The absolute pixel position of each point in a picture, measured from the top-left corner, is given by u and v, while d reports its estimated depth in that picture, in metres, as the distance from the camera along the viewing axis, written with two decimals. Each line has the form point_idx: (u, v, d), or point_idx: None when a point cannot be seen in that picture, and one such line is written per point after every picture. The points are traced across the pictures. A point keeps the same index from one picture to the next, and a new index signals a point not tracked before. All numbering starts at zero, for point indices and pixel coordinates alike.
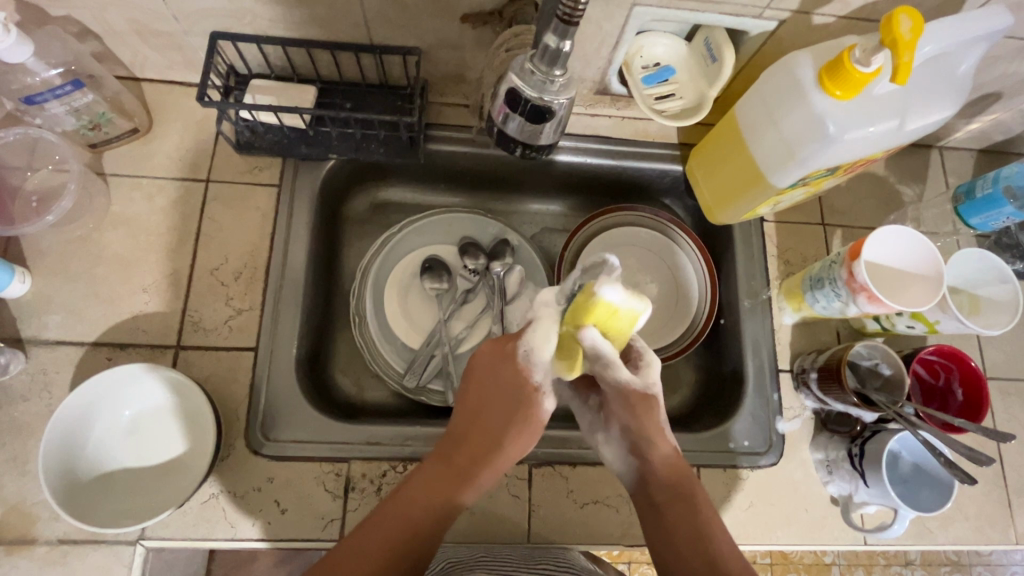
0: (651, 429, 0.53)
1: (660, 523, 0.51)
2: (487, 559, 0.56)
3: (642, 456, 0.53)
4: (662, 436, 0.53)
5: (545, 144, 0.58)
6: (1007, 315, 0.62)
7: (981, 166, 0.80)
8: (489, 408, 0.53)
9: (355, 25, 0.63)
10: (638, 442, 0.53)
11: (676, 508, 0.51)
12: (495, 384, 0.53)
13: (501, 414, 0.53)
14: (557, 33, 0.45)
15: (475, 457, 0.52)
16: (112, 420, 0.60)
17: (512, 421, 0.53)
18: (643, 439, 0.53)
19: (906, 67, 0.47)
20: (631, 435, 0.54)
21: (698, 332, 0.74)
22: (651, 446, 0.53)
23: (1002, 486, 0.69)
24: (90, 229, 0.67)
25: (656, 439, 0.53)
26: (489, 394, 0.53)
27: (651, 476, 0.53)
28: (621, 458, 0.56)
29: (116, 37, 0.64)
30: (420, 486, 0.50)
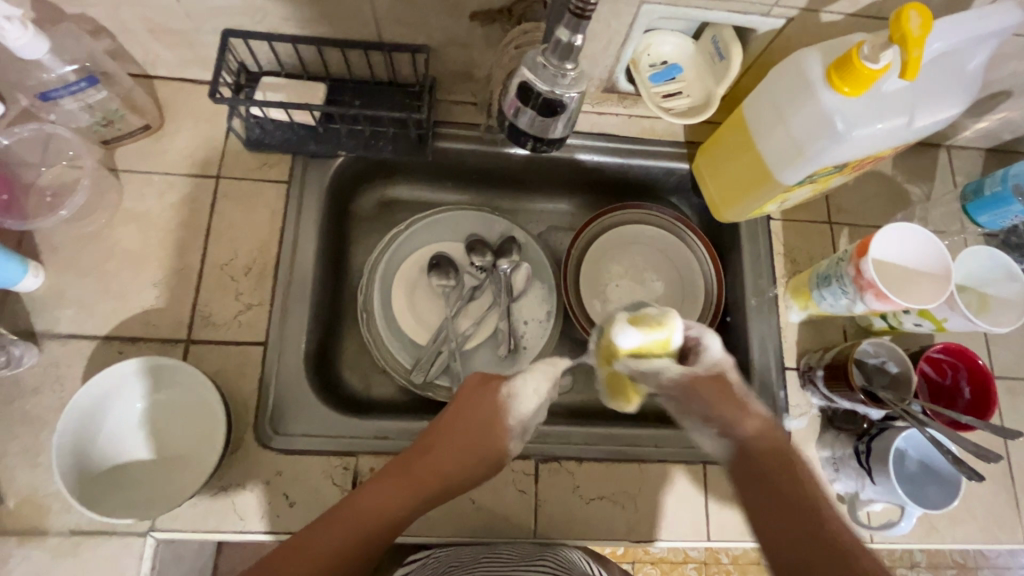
0: (730, 408, 0.52)
1: (763, 500, 0.47)
2: (487, 559, 0.58)
3: (734, 432, 0.51)
4: (745, 411, 0.51)
5: (556, 138, 0.58)
6: (1015, 313, 0.62)
7: (989, 166, 0.80)
8: (459, 431, 0.55)
9: (366, 23, 0.63)
10: (721, 415, 0.52)
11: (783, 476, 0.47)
12: (478, 413, 0.56)
13: (470, 443, 0.55)
14: (569, 27, 0.45)
15: (434, 477, 0.54)
16: (124, 412, 0.61)
17: (478, 454, 0.55)
18: (725, 413, 0.52)
19: (915, 63, 0.47)
20: (721, 417, 0.52)
21: None
22: (734, 417, 0.52)
23: (1010, 486, 0.69)
24: (102, 224, 0.67)
25: (743, 415, 0.51)
26: (463, 419, 0.56)
27: (751, 449, 0.50)
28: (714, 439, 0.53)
29: (129, 35, 0.65)
30: (378, 493, 0.51)
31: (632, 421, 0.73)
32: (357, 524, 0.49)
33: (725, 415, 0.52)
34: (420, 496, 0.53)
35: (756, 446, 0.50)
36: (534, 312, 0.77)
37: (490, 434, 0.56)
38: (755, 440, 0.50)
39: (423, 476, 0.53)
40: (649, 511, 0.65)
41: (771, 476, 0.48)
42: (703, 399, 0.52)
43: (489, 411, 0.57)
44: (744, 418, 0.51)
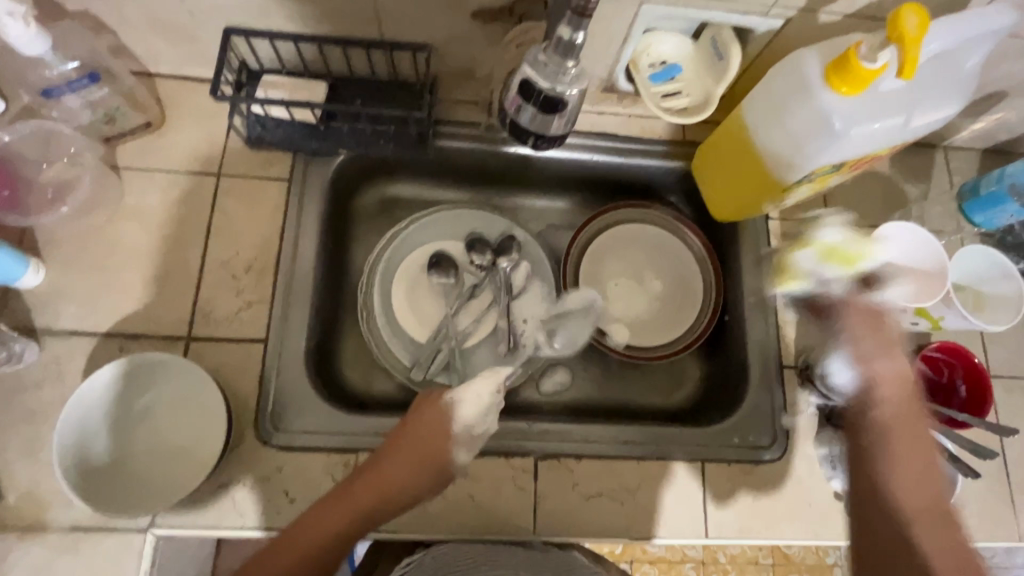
0: (877, 352, 0.56)
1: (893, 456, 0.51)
2: (485, 562, 0.57)
3: (878, 384, 0.55)
4: (892, 360, 0.56)
5: (556, 135, 0.59)
6: (1010, 311, 0.63)
7: (986, 165, 0.81)
8: (404, 448, 0.58)
9: (367, 21, 0.64)
10: (870, 359, 0.56)
11: (877, 443, 0.52)
12: (421, 426, 0.60)
13: (413, 457, 0.58)
14: (572, 24, 0.46)
15: (380, 493, 0.57)
16: (125, 408, 0.61)
17: (424, 468, 0.58)
18: (872, 357, 0.56)
19: (912, 61, 0.48)
20: (866, 358, 0.56)
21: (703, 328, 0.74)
22: (890, 370, 0.55)
23: (1006, 483, 0.69)
24: (103, 221, 0.67)
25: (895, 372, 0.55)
26: (408, 435, 0.59)
27: (870, 405, 0.54)
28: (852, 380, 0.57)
29: (131, 32, 0.65)
30: (324, 511, 0.55)
31: (632, 419, 0.73)
32: (301, 542, 0.53)
33: (876, 361, 0.56)
34: (366, 513, 0.56)
35: (886, 395, 0.54)
36: (572, 302, 0.76)
37: (434, 449, 0.59)
38: (885, 398, 0.54)
39: (369, 493, 0.56)
40: (647, 508, 0.65)
41: (898, 435, 0.52)
42: (872, 345, 0.57)
43: (434, 423, 0.60)
44: (886, 365, 0.55)
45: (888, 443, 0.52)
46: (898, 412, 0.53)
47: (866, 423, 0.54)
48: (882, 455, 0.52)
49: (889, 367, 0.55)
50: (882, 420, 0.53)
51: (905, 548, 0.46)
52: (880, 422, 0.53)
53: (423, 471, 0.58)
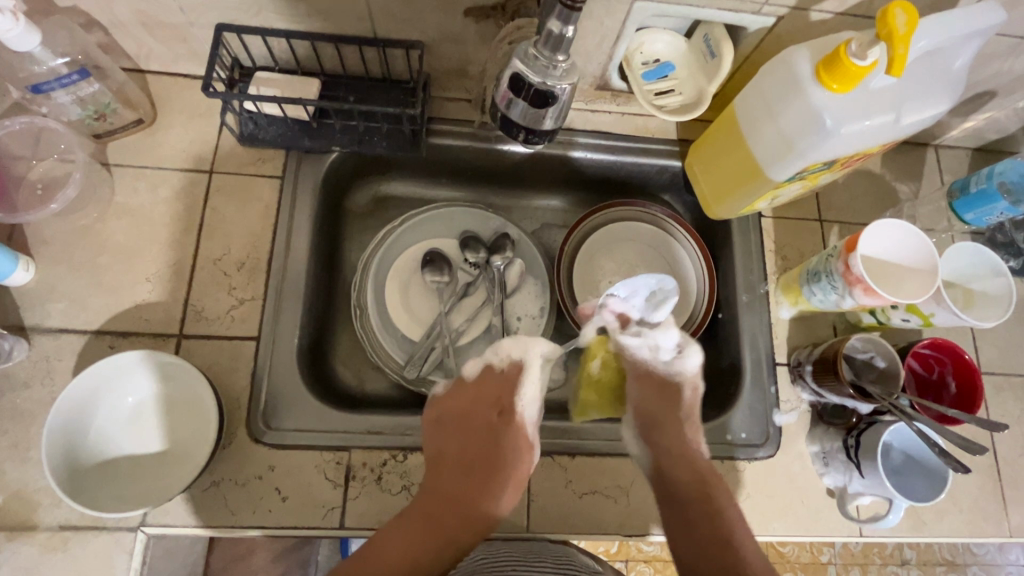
0: (668, 419, 0.64)
1: (682, 515, 0.58)
2: (485, 561, 0.56)
3: (656, 444, 0.63)
4: (673, 428, 0.64)
5: (548, 130, 0.59)
6: (1001, 308, 0.63)
7: (976, 164, 0.82)
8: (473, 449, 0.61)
9: (361, 18, 0.64)
10: (654, 429, 0.64)
11: (697, 505, 0.58)
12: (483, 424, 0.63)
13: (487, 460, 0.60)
14: (561, 19, 0.46)
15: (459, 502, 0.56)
16: (115, 406, 0.61)
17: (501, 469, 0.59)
18: (659, 428, 0.64)
19: (901, 59, 0.48)
20: (646, 421, 0.65)
21: (698, 324, 0.74)
22: (669, 433, 0.63)
23: (996, 479, 0.70)
24: (94, 219, 0.67)
25: (669, 429, 0.63)
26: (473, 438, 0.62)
27: (664, 474, 0.61)
28: (640, 450, 0.65)
29: (122, 28, 0.65)
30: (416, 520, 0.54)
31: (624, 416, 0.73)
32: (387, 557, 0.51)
33: (659, 431, 0.63)
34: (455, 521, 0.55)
35: (677, 458, 0.62)
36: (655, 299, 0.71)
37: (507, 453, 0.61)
38: (677, 466, 0.61)
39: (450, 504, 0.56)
40: (641, 505, 0.65)
41: (688, 494, 0.59)
42: (650, 403, 0.65)
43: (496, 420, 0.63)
44: (678, 432, 0.63)
45: (695, 499, 0.59)
46: (692, 474, 0.60)
47: (666, 489, 0.60)
48: (679, 523, 0.58)
49: (673, 431, 0.63)
50: (682, 486, 0.60)
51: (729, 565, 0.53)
52: (682, 488, 0.59)
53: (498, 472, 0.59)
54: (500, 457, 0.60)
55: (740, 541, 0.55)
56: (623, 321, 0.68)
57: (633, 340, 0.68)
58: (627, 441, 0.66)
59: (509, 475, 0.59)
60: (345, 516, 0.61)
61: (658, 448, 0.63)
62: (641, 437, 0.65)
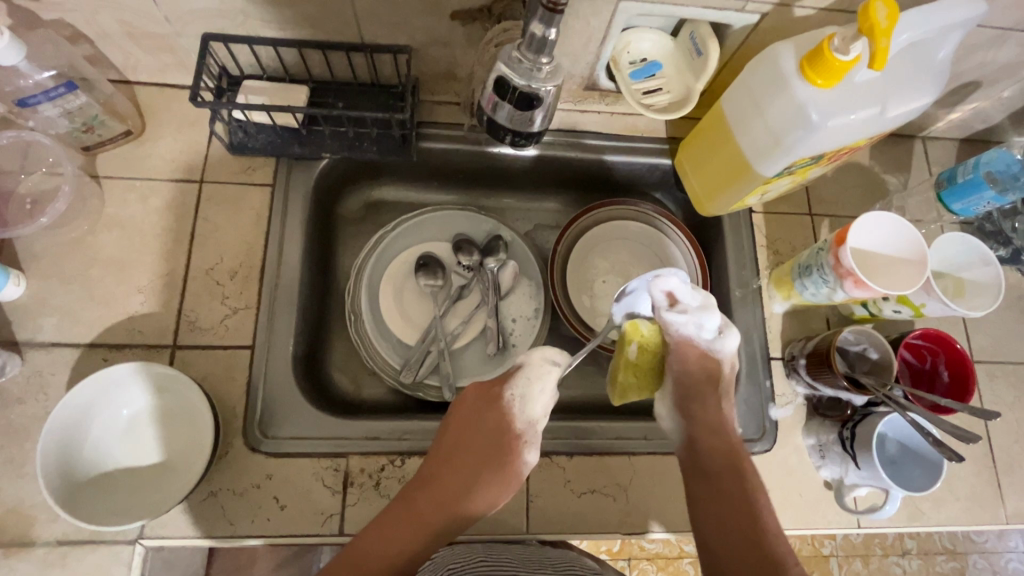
0: (708, 389, 0.58)
1: (712, 491, 0.54)
2: (488, 563, 0.57)
3: (690, 417, 0.58)
4: (713, 398, 0.57)
5: (535, 132, 0.59)
6: (990, 297, 0.63)
7: (963, 155, 0.82)
8: (466, 448, 0.58)
9: (347, 24, 0.64)
10: (694, 401, 0.57)
11: (730, 480, 0.54)
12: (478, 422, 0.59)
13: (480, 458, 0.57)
14: (543, 22, 0.46)
15: (447, 502, 0.55)
16: (110, 419, 0.60)
17: (493, 468, 0.57)
18: (698, 400, 0.57)
19: (883, 53, 0.48)
20: (684, 396, 0.58)
21: None
22: (708, 408, 0.57)
23: (991, 466, 0.71)
24: (85, 231, 0.67)
25: (708, 401, 0.57)
26: (469, 435, 0.58)
27: (699, 447, 0.57)
28: (675, 421, 0.59)
29: (108, 40, 0.65)
30: (399, 523, 0.52)
31: (621, 413, 0.73)
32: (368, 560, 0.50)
33: (697, 403, 0.57)
34: (437, 524, 0.53)
35: (713, 432, 0.57)
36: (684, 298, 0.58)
37: (501, 450, 0.58)
38: (712, 438, 0.57)
39: (438, 505, 0.55)
40: (640, 503, 0.65)
41: (721, 470, 0.55)
42: (695, 375, 0.57)
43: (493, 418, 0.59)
44: (715, 403, 0.58)
45: (726, 477, 0.54)
46: (727, 449, 0.56)
47: (699, 463, 0.56)
48: (710, 496, 0.54)
49: (711, 402, 0.57)
50: (714, 460, 0.56)
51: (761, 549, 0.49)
52: (712, 462, 0.55)
53: (490, 471, 0.57)
54: (494, 456, 0.58)
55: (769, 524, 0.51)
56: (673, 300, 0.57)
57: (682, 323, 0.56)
58: (662, 413, 0.61)
59: (501, 474, 0.57)
60: (344, 522, 0.61)
61: (697, 421, 0.57)
62: (681, 411, 0.58)
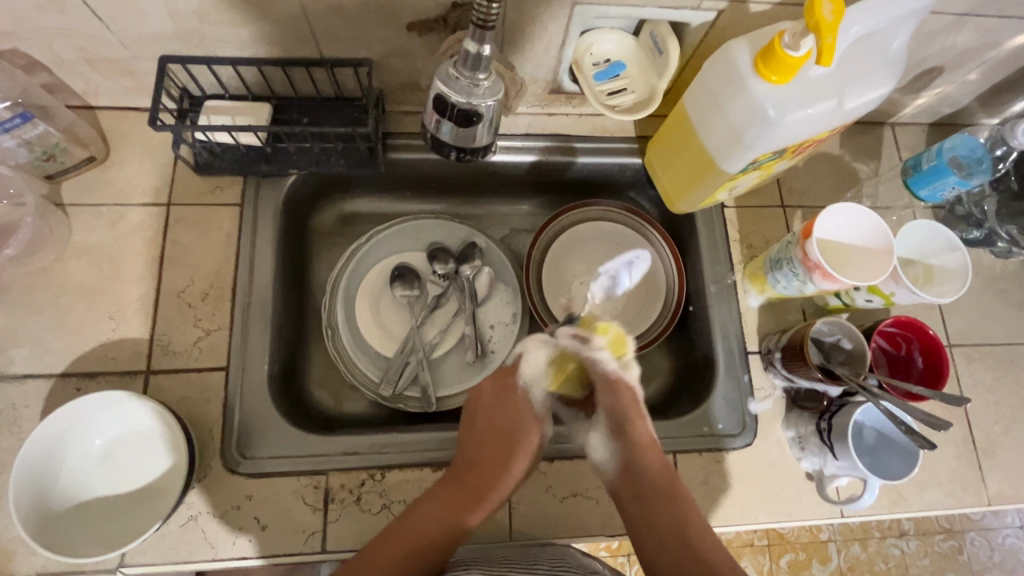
0: (633, 416, 0.57)
1: (644, 511, 0.55)
2: (483, 559, 0.58)
3: (624, 441, 0.57)
4: (644, 423, 0.58)
5: (482, 146, 0.58)
6: (958, 283, 0.64)
7: (933, 139, 0.83)
8: (493, 432, 0.60)
9: (304, 40, 0.63)
10: (622, 426, 0.57)
11: (662, 499, 0.55)
12: (496, 407, 0.61)
13: (503, 440, 0.59)
14: (475, 38, 0.46)
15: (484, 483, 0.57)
16: (84, 449, 0.60)
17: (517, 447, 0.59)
18: (625, 426, 0.57)
19: (829, 49, 0.48)
20: (616, 420, 0.57)
21: (658, 333, 0.74)
22: (638, 430, 0.57)
23: (972, 448, 0.71)
24: (52, 260, 0.66)
25: (635, 422, 0.57)
26: (495, 418, 0.60)
27: (635, 469, 0.57)
28: (608, 449, 0.59)
29: (65, 68, 0.64)
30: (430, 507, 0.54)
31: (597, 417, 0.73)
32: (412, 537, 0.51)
33: (626, 428, 0.57)
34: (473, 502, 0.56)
35: (644, 453, 0.57)
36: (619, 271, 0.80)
37: (523, 430, 0.60)
38: (645, 457, 0.57)
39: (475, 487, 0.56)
40: None
41: (654, 489, 0.55)
42: (620, 406, 0.57)
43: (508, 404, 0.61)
44: (641, 428, 0.57)
45: (658, 495, 0.55)
46: (663, 470, 0.57)
47: (635, 483, 0.56)
48: (645, 517, 0.54)
49: (641, 426, 0.57)
50: (648, 481, 0.56)
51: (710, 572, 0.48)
52: (649, 484, 0.56)
53: (516, 450, 0.59)
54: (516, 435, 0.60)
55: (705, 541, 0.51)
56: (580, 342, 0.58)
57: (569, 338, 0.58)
58: (596, 445, 0.60)
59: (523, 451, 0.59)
60: (326, 539, 0.61)
61: (631, 446, 0.57)
62: (613, 435, 0.58)
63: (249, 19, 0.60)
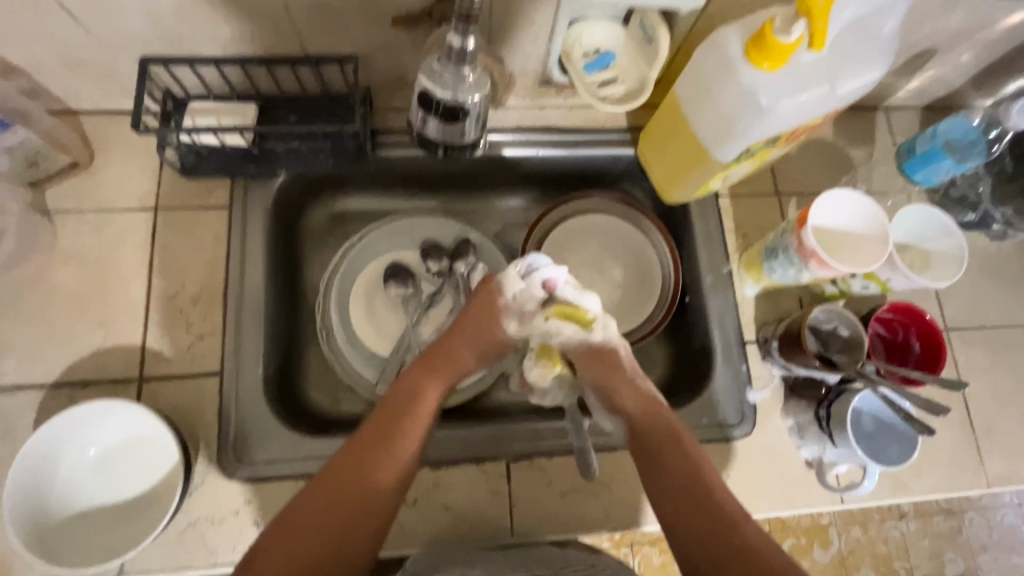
0: (619, 383, 0.61)
1: (655, 468, 0.57)
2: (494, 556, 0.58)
3: (621, 412, 0.61)
4: (627, 387, 0.61)
5: (468, 142, 0.58)
6: (954, 268, 0.64)
7: (926, 122, 0.82)
8: (460, 341, 0.63)
9: (287, 38, 0.62)
10: (608, 393, 0.61)
11: (669, 452, 0.57)
12: (478, 311, 0.64)
13: (478, 335, 0.63)
14: (460, 32, 0.46)
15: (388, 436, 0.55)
16: (78, 459, 0.59)
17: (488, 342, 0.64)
18: (609, 391, 0.61)
19: (821, 33, 0.50)
20: (600, 389, 0.61)
21: (657, 323, 0.74)
22: (625, 395, 0.60)
23: (969, 431, 0.71)
24: (39, 268, 0.66)
25: (621, 390, 0.61)
26: (464, 325, 0.64)
27: (638, 432, 0.59)
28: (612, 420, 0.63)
29: (45, 72, 0.63)
30: (343, 474, 0.52)
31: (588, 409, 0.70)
32: (328, 510, 0.51)
33: (612, 394, 0.61)
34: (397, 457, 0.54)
35: (642, 415, 0.60)
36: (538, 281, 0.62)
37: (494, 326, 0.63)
38: (641, 418, 0.60)
39: (385, 440, 0.54)
40: (623, 497, 0.65)
41: (661, 445, 0.58)
42: (596, 373, 0.61)
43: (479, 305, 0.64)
44: (624, 389, 0.61)
45: (665, 450, 0.57)
46: (659, 424, 0.59)
47: (641, 442, 0.59)
48: (656, 473, 0.57)
49: (628, 392, 0.60)
50: (652, 439, 0.58)
51: (725, 529, 0.52)
52: (653, 440, 0.58)
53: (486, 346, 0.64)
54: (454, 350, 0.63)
55: (715, 495, 0.54)
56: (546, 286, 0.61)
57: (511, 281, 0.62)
58: (601, 417, 0.64)
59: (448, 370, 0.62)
60: None
61: (624, 413, 0.60)
62: (609, 411, 0.62)
63: (230, 17, 0.58)
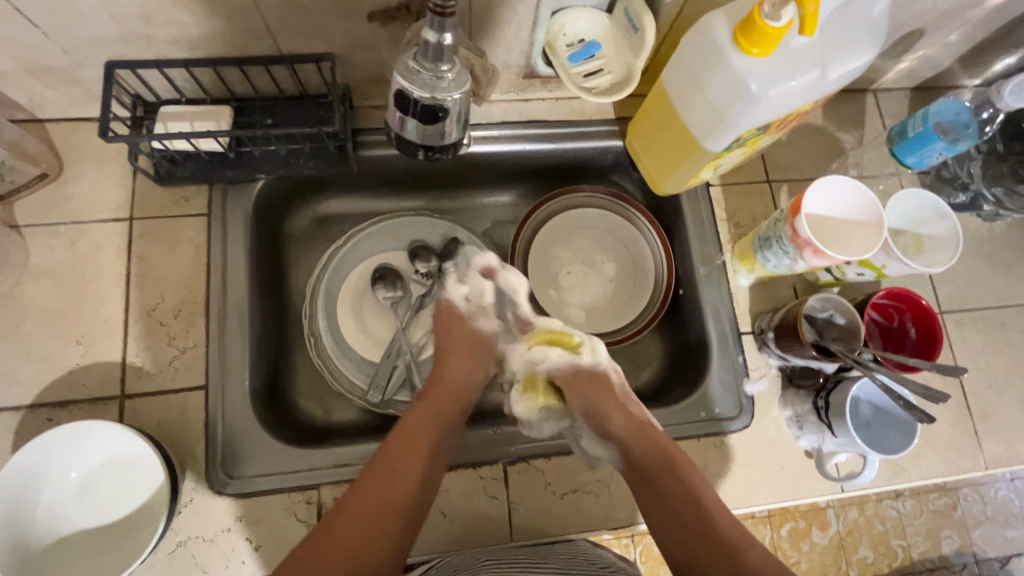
0: (609, 407, 0.65)
1: (653, 497, 0.58)
2: (496, 560, 0.56)
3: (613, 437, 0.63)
4: (615, 408, 0.65)
5: (450, 142, 0.56)
6: (949, 251, 0.63)
7: (916, 104, 0.81)
8: (455, 360, 0.68)
9: (259, 37, 0.60)
10: (597, 416, 0.64)
11: (665, 478, 0.59)
12: (462, 333, 0.70)
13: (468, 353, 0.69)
14: (434, 27, 0.44)
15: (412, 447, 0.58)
16: (60, 483, 0.57)
17: (477, 358, 0.69)
18: (600, 412, 0.64)
19: (812, 17, 0.48)
20: (591, 411, 0.65)
21: (641, 325, 0.73)
22: (615, 417, 0.64)
23: (968, 414, 0.71)
24: (10, 285, 0.63)
25: (611, 412, 0.64)
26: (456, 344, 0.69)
27: (631, 455, 0.61)
28: (603, 447, 0.64)
29: (6, 80, 0.60)
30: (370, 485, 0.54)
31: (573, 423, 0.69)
32: (356, 521, 0.52)
33: (602, 416, 0.64)
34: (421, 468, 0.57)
35: (634, 439, 0.62)
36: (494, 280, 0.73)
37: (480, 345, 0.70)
38: (632, 440, 0.62)
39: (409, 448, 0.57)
40: (623, 495, 0.64)
41: (656, 468, 0.60)
42: (590, 398, 0.65)
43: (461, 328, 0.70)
44: (616, 414, 0.64)
45: (660, 474, 0.59)
46: (649, 444, 0.61)
47: (637, 467, 0.61)
48: (654, 500, 0.58)
49: (619, 417, 0.64)
50: (648, 464, 0.60)
51: (729, 548, 0.54)
52: (649, 465, 0.60)
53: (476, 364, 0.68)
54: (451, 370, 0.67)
55: (713, 515, 0.56)
56: (486, 274, 0.73)
57: (459, 292, 0.73)
58: (591, 446, 0.65)
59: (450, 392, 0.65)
60: None
61: (616, 436, 0.63)
62: (603, 437, 0.64)
63: (197, 17, 0.56)
